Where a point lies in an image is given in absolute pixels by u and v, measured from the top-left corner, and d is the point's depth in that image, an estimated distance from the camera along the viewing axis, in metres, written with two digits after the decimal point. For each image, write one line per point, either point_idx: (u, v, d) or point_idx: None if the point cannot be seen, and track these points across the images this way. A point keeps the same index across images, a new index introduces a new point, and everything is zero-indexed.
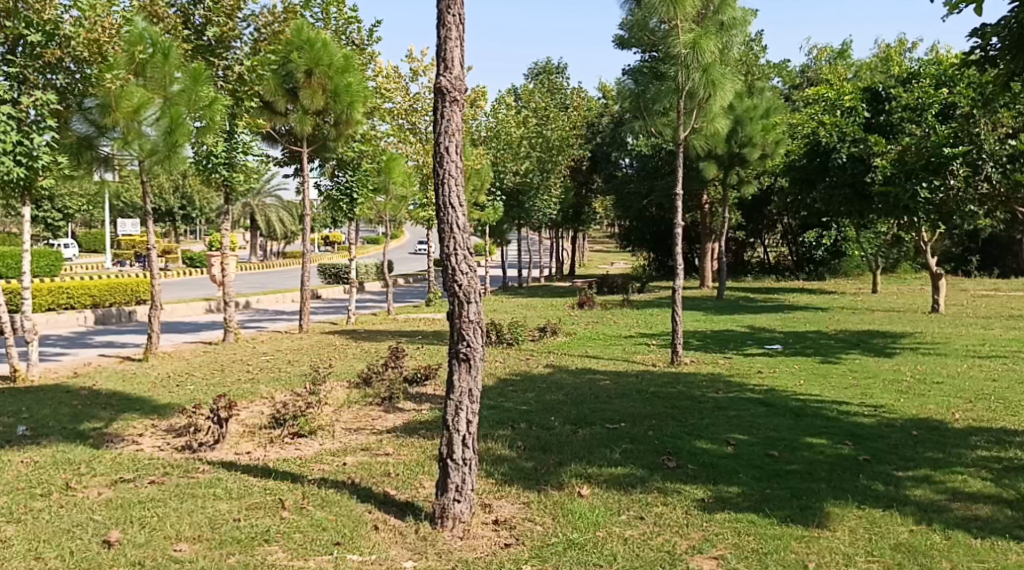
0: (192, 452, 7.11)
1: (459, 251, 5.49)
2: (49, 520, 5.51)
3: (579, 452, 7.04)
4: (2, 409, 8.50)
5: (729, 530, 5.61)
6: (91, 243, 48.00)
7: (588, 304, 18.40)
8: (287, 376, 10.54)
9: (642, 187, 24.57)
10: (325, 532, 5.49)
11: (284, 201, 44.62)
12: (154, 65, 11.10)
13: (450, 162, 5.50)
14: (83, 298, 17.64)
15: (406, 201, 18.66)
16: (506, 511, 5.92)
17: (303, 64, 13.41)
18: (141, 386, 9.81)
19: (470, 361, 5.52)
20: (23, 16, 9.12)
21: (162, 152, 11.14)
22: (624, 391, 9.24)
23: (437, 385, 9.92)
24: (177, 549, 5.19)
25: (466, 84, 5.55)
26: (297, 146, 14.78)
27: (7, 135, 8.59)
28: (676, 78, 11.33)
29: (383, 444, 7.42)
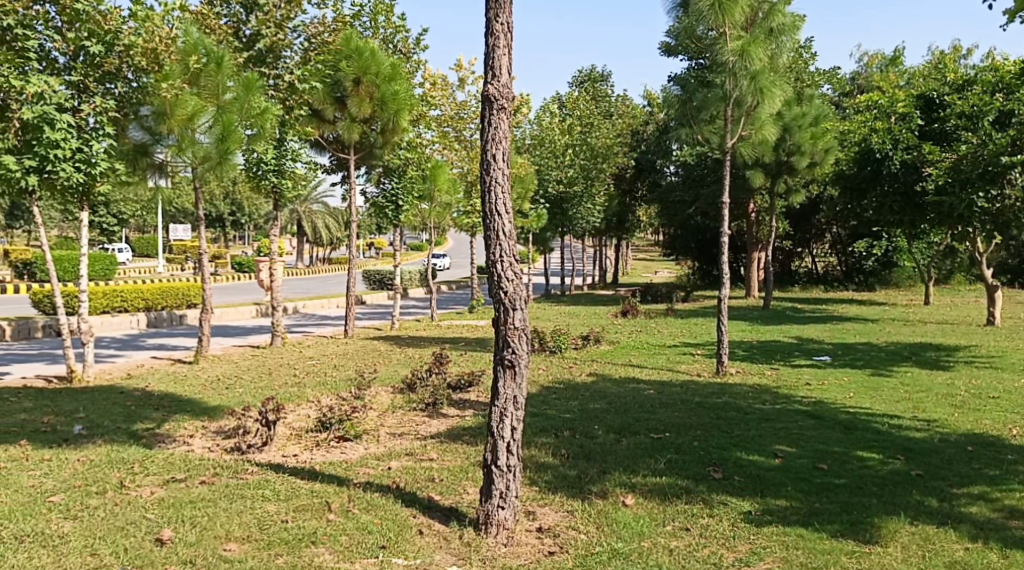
0: (240, 454, 7.22)
1: (505, 258, 5.52)
2: (104, 518, 5.64)
3: (623, 461, 7.01)
4: (59, 409, 8.72)
5: (777, 544, 5.54)
6: (144, 247, 49.13)
7: (632, 312, 18.32)
8: (333, 380, 10.66)
9: (688, 195, 24.30)
10: (371, 535, 5.54)
11: (331, 207, 45.21)
12: (208, 74, 11.37)
13: (496, 170, 5.54)
14: (136, 301, 17.98)
15: (450, 208, 18.78)
16: (550, 519, 5.91)
17: (352, 73, 13.61)
18: (192, 388, 10.00)
19: (515, 368, 5.54)
20: (85, 26, 9.47)
21: (214, 159, 11.42)
22: (669, 401, 9.17)
23: (480, 392, 9.95)
24: (226, 548, 5.28)
25: (513, 92, 5.58)
26: (344, 153, 14.97)
27: (66, 142, 9.01)
28: (724, 86, 11.24)
29: (427, 449, 7.47)
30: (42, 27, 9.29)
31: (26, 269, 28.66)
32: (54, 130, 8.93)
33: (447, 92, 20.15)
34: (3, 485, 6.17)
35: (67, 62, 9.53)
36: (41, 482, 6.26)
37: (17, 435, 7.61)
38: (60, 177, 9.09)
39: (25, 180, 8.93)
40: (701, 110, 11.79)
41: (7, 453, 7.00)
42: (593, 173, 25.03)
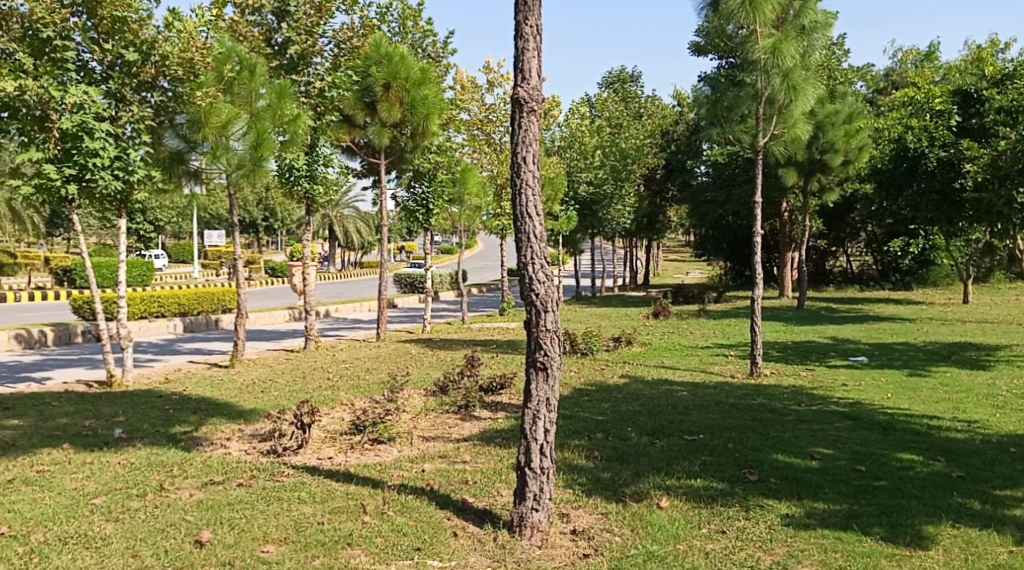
0: (276, 457, 7.29)
1: (536, 260, 5.53)
2: (145, 520, 5.73)
3: (657, 464, 6.98)
4: (99, 413, 8.87)
5: (815, 547, 5.48)
6: (180, 253, 49.87)
7: (664, 313, 18.22)
8: (366, 383, 10.74)
9: (718, 195, 24.08)
10: (406, 537, 5.57)
11: (362, 212, 45.52)
12: (241, 82, 11.49)
13: (527, 171, 5.55)
14: (172, 306, 18.21)
15: (480, 211, 18.85)
16: (584, 521, 5.90)
17: (382, 78, 13.58)
18: (228, 392, 10.12)
19: (548, 370, 5.53)
20: (122, 36, 9.63)
21: (248, 166, 11.52)
22: (703, 403, 9.12)
23: (512, 394, 9.94)
24: (264, 550, 5.34)
25: (543, 94, 5.59)
26: (375, 158, 15.10)
27: (104, 151, 9.24)
28: (755, 85, 11.16)
29: (461, 451, 7.50)
30: (80, 38, 9.44)
31: (66, 275, 29.21)
32: (93, 139, 9.16)
33: (476, 95, 20.21)
34: (46, 488, 6.30)
35: (104, 72, 9.72)
36: (84, 485, 6.38)
37: (59, 439, 7.76)
38: (99, 185, 9.33)
39: (65, 189, 9.19)
40: (732, 109, 11.73)
41: (50, 456, 7.14)
42: (622, 175, 24.94)
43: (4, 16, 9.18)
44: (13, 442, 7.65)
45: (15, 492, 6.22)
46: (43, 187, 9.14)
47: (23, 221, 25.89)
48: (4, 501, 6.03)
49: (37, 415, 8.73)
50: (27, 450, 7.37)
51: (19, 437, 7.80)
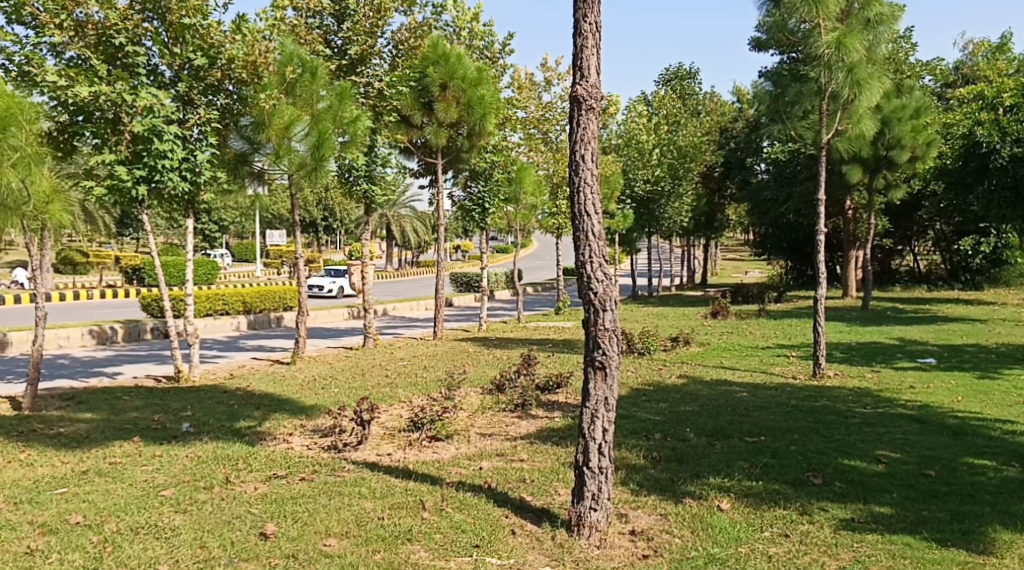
0: (336, 452, 7.40)
1: (594, 259, 5.50)
2: (212, 512, 5.87)
3: (716, 465, 6.89)
4: (167, 407, 9.12)
5: (883, 552, 5.36)
6: (243, 252, 50.92)
7: (723, 313, 17.98)
8: (424, 381, 10.82)
9: (779, 193, 23.67)
10: (464, 534, 5.60)
11: (419, 213, 45.86)
12: (303, 84, 11.66)
13: (585, 170, 5.54)
14: (237, 304, 18.59)
15: (536, 210, 18.87)
16: (642, 522, 5.86)
17: (439, 78, 13.73)
18: (291, 389, 10.31)
19: (606, 369, 5.51)
20: (191, 42, 9.88)
21: (309, 165, 11.67)
22: (764, 404, 8.98)
23: (569, 394, 9.92)
24: (326, 543, 5.42)
25: (602, 91, 5.55)
26: (432, 158, 15.18)
27: (173, 153, 9.51)
28: (819, 80, 10.94)
29: (518, 450, 7.51)
30: (151, 43, 9.70)
31: (136, 274, 30.07)
32: (162, 141, 9.44)
33: (533, 94, 20.23)
34: (118, 479, 6.49)
35: (173, 75, 9.97)
36: (153, 477, 6.56)
37: (130, 432, 7.99)
38: (167, 187, 9.63)
39: (136, 191, 9.50)
40: (795, 105, 11.61)
41: (121, 448, 7.36)
42: (680, 173, 24.68)
43: (80, 25, 9.35)
44: (87, 435, 7.89)
45: (89, 483, 6.41)
46: (115, 189, 9.45)
47: (95, 222, 26.74)
48: (79, 492, 6.22)
49: (109, 409, 9.00)
50: (100, 443, 7.60)
51: (92, 430, 8.05)
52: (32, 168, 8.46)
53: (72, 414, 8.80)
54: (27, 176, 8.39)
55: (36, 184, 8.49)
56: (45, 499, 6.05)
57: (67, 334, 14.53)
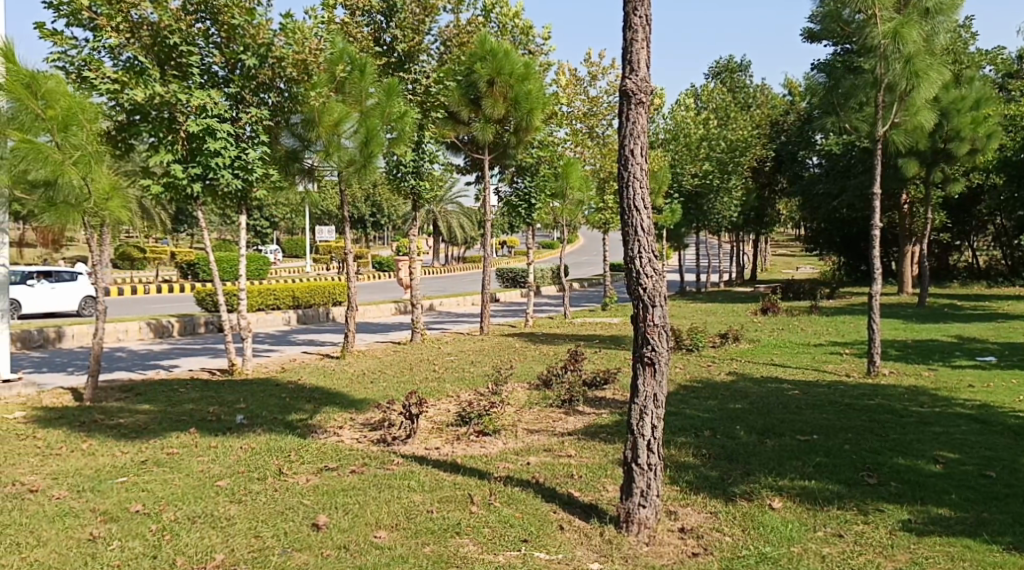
0: (386, 445, 7.49)
1: (644, 254, 5.47)
2: (266, 502, 5.98)
3: (768, 464, 6.80)
4: (222, 400, 9.30)
5: (941, 554, 5.25)
6: (293, 248, 51.70)
7: (773, 309, 17.72)
8: (471, 376, 10.88)
9: (833, 187, 23.25)
10: (513, 529, 5.62)
11: (466, 208, 46.05)
12: (352, 82, 11.79)
13: (635, 164, 5.49)
14: (287, 299, 18.85)
15: (583, 205, 18.82)
16: (692, 519, 5.81)
17: (487, 74, 13.79)
18: (341, 382, 10.46)
19: (655, 365, 5.47)
20: (241, 41, 9.98)
21: (359, 162, 11.75)
22: (816, 402, 8.85)
23: (616, 390, 9.87)
24: (377, 535, 5.48)
25: (652, 85, 5.51)
26: (479, 154, 15.29)
27: (226, 150, 9.73)
28: (874, 71, 10.72)
29: (565, 445, 7.50)
30: (204, 43, 9.83)
31: (190, 269, 30.74)
32: (215, 140, 9.64)
33: (578, 89, 20.14)
34: (175, 469, 6.64)
35: (226, 75, 10.13)
36: (210, 467, 6.69)
37: (186, 423, 8.18)
38: (221, 184, 9.86)
39: (191, 187, 9.76)
40: (848, 97, 11.39)
41: (178, 439, 7.53)
42: (730, 167, 24.35)
43: (136, 26, 9.44)
44: (146, 426, 8.09)
45: (148, 473, 6.57)
46: (171, 186, 9.70)
47: (151, 218, 27.41)
48: (138, 481, 6.38)
49: (166, 401, 9.21)
50: (158, 433, 7.78)
51: (150, 421, 8.25)
52: (92, 167, 8.67)
53: (131, 405, 9.04)
54: (88, 174, 8.59)
55: (96, 182, 8.69)
56: (107, 488, 6.21)
57: (126, 327, 14.92)
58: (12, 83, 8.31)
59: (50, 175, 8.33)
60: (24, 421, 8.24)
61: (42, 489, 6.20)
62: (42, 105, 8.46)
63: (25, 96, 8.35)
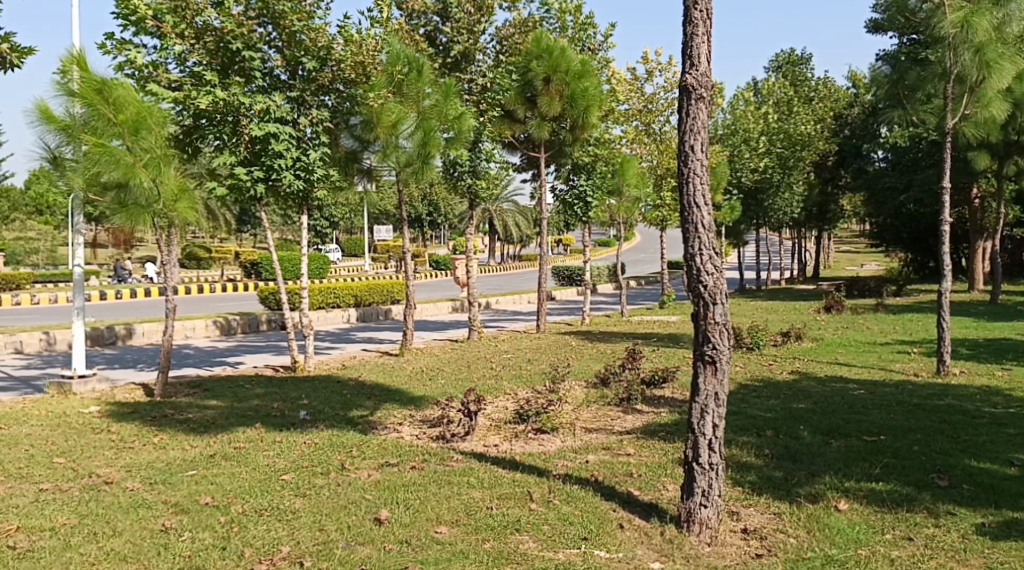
0: (445, 442, 7.54)
1: (705, 251, 5.39)
2: (330, 496, 6.08)
3: (833, 465, 6.68)
4: (286, 396, 9.47)
5: (1018, 561, 5.08)
6: (353, 247, 52.34)
7: (837, 307, 17.35)
8: (528, 373, 10.88)
9: (899, 182, 22.61)
10: (572, 527, 5.61)
11: (521, 206, 46.08)
12: (410, 83, 11.76)
13: (695, 161, 5.44)
14: (347, 297, 19.09)
15: (640, 202, 18.69)
16: (755, 520, 5.73)
17: (542, 72, 13.86)
18: (401, 379, 10.56)
19: (716, 364, 5.41)
20: (301, 44, 10.14)
21: (416, 163, 11.88)
22: (884, 402, 8.63)
23: (675, 388, 9.76)
24: (438, 531, 5.51)
25: (712, 80, 5.45)
26: (535, 152, 15.32)
27: (289, 152, 9.93)
28: (943, 62, 10.41)
29: (624, 444, 7.46)
30: (266, 47, 10.01)
31: (254, 268, 31.37)
32: (278, 142, 9.85)
33: (634, 86, 20.03)
34: (243, 463, 6.79)
35: (288, 78, 10.31)
36: (275, 462, 6.83)
37: (252, 419, 8.36)
38: (283, 185, 10.05)
39: (255, 188, 9.97)
40: (916, 89, 11.08)
41: (245, 434, 7.70)
42: (791, 162, 23.98)
43: (200, 32, 9.67)
44: (214, 420, 8.29)
45: (216, 466, 6.74)
46: (236, 188, 9.91)
47: (217, 219, 28.03)
48: (207, 474, 6.54)
49: (232, 397, 9.42)
50: (226, 428, 7.96)
51: (218, 416, 8.46)
52: (161, 169, 8.88)
53: (199, 400, 9.26)
54: (157, 176, 8.81)
55: (165, 183, 8.90)
56: (177, 480, 6.39)
57: (193, 325, 15.30)
58: (85, 89, 8.61)
59: (122, 178, 8.59)
60: (99, 416, 8.51)
61: (117, 481, 6.39)
62: (113, 111, 8.75)
63: (96, 101, 8.65)
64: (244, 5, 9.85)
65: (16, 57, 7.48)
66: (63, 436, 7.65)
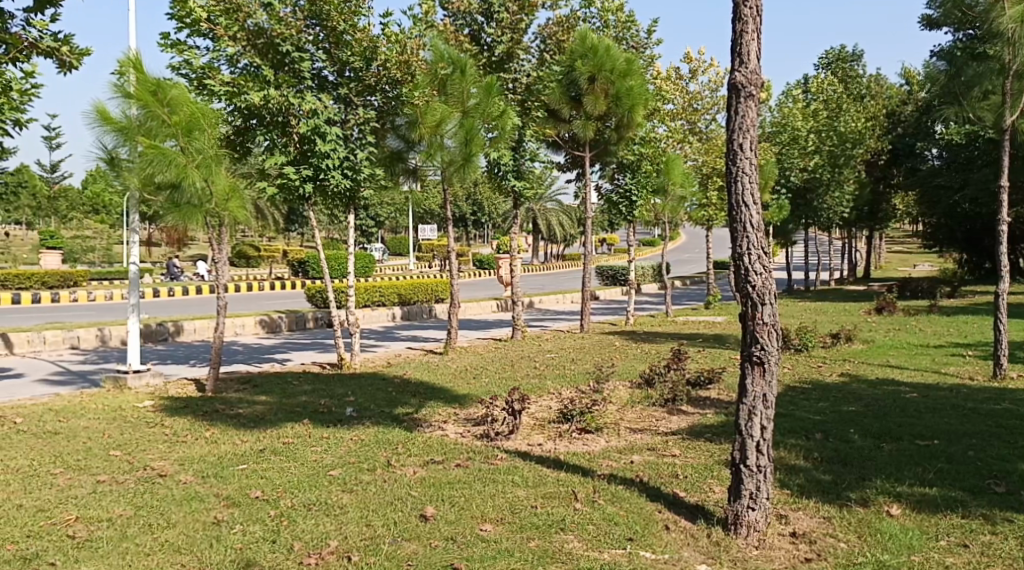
0: (490, 440, 7.56)
1: (753, 251, 5.32)
2: (376, 492, 6.13)
3: (885, 468, 6.56)
4: (332, 392, 9.59)
5: None
6: (398, 246, 52.75)
7: (889, 308, 17.01)
8: (572, 373, 10.86)
9: (954, 180, 22.12)
10: (618, 527, 5.58)
11: (565, 206, 46.03)
12: (454, 82, 11.82)
13: (744, 159, 5.37)
14: (392, 295, 19.23)
15: (685, 202, 18.55)
16: (804, 524, 5.65)
17: (587, 71, 13.75)
18: (445, 377, 10.61)
19: (764, 364, 5.33)
20: (348, 46, 10.25)
21: (460, 162, 11.88)
22: (937, 406, 8.45)
23: (721, 389, 9.67)
24: (483, 529, 5.53)
25: (763, 77, 5.38)
26: (580, 151, 15.30)
27: (336, 152, 10.04)
28: (1002, 58, 10.18)
29: (670, 445, 7.42)
30: (314, 49, 10.14)
31: (301, 268, 31.78)
32: (325, 141, 9.97)
33: (680, 85, 19.90)
34: (291, 458, 6.88)
35: (336, 79, 10.45)
36: (323, 457, 6.91)
37: (300, 415, 8.46)
38: (331, 184, 10.17)
39: (303, 188, 10.11)
40: (972, 86, 10.85)
41: (293, 430, 7.81)
42: (841, 160, 23.50)
43: (252, 34, 9.82)
44: (263, 416, 8.44)
45: (266, 461, 6.84)
46: (285, 188, 10.06)
47: (265, 219, 28.42)
48: (257, 468, 6.65)
49: (281, 393, 9.56)
50: (274, 424, 8.09)
51: (267, 412, 8.60)
52: (213, 169, 9.04)
53: (249, 396, 9.43)
54: (209, 176, 8.98)
55: (217, 183, 9.06)
56: (228, 474, 6.50)
57: (243, 322, 15.56)
58: (141, 91, 8.81)
59: (176, 178, 8.77)
60: (153, 410, 8.70)
61: (170, 474, 6.52)
62: (168, 112, 8.94)
63: (151, 102, 8.85)
64: (293, 6, 9.99)
65: (75, 59, 7.72)
66: (119, 430, 7.84)
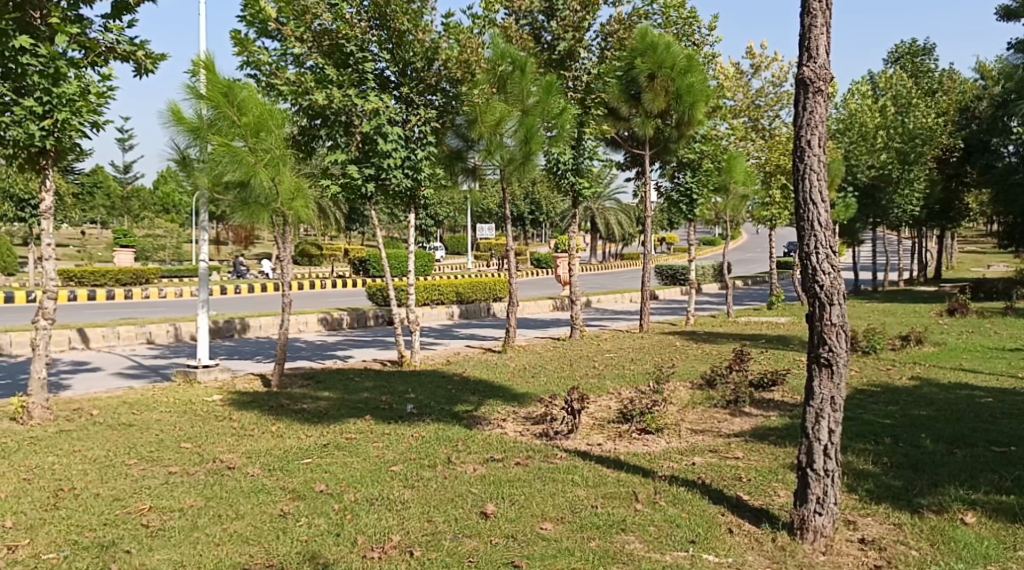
0: (549, 439, 7.54)
1: (821, 250, 5.19)
2: (437, 488, 6.17)
3: (958, 475, 6.35)
4: (393, 389, 9.68)
5: None
6: (456, 245, 53.09)
7: (961, 310, 16.49)
8: (631, 373, 10.77)
9: None
10: (679, 529, 5.51)
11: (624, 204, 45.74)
12: (514, 80, 11.85)
13: (812, 155, 5.25)
14: (451, 294, 19.35)
15: (747, 200, 18.25)
16: (873, 530, 5.50)
17: (646, 68, 13.48)
18: (504, 376, 10.63)
19: (833, 366, 5.20)
20: (408, 46, 10.32)
21: (519, 160, 11.92)
22: (1014, 412, 8.13)
23: (785, 391, 9.48)
24: (543, 527, 5.52)
25: (831, 72, 5.25)
26: (640, 149, 15.20)
27: (397, 152, 10.10)
28: None
29: (732, 447, 7.30)
30: (378, 50, 10.27)
31: (362, 266, 32.20)
32: (387, 141, 10.03)
33: (741, 82, 19.61)
34: (354, 453, 6.97)
35: (396, 79, 10.58)
36: (384, 453, 6.98)
37: (362, 410, 8.58)
38: (392, 184, 10.27)
39: (365, 187, 10.22)
40: None
41: (355, 426, 7.91)
42: (911, 158, 22.96)
43: (318, 35, 10.02)
44: (326, 411, 8.55)
45: (330, 455, 6.94)
46: (348, 187, 10.20)
47: (328, 218, 28.90)
48: (321, 463, 6.75)
49: (343, 388, 9.69)
50: (337, 419, 8.21)
51: (330, 407, 8.73)
52: (279, 169, 9.22)
53: (313, 391, 9.58)
54: (275, 176, 9.17)
55: (283, 183, 9.26)
56: (294, 467, 6.62)
57: (305, 320, 15.80)
58: (212, 92, 8.96)
59: (243, 177, 8.97)
60: (221, 403, 8.91)
61: (239, 467, 6.66)
62: (237, 113, 9.11)
63: (223, 104, 9.01)
64: (358, 7, 10.10)
65: (151, 63, 8.04)
66: (190, 422, 8.05)
